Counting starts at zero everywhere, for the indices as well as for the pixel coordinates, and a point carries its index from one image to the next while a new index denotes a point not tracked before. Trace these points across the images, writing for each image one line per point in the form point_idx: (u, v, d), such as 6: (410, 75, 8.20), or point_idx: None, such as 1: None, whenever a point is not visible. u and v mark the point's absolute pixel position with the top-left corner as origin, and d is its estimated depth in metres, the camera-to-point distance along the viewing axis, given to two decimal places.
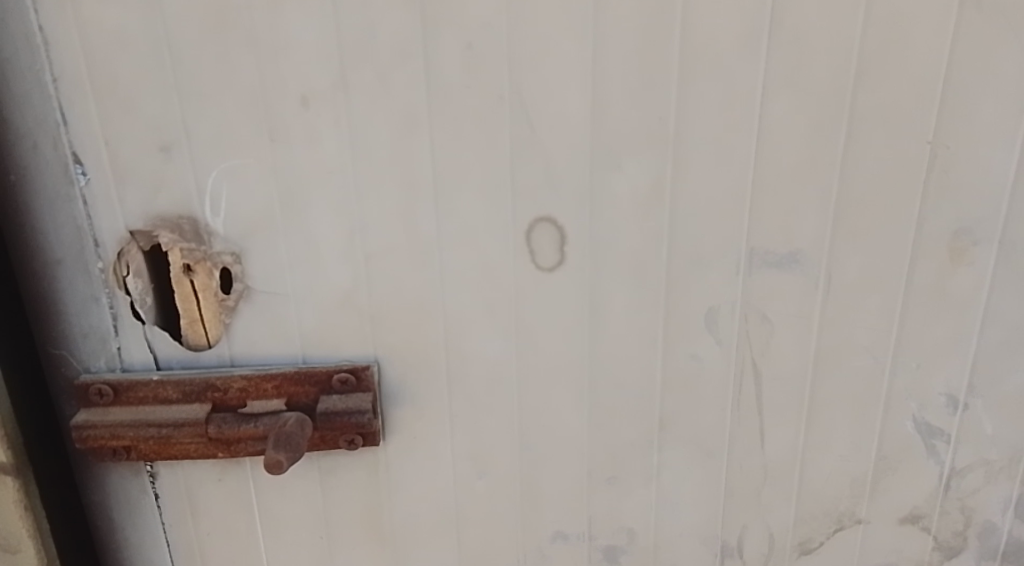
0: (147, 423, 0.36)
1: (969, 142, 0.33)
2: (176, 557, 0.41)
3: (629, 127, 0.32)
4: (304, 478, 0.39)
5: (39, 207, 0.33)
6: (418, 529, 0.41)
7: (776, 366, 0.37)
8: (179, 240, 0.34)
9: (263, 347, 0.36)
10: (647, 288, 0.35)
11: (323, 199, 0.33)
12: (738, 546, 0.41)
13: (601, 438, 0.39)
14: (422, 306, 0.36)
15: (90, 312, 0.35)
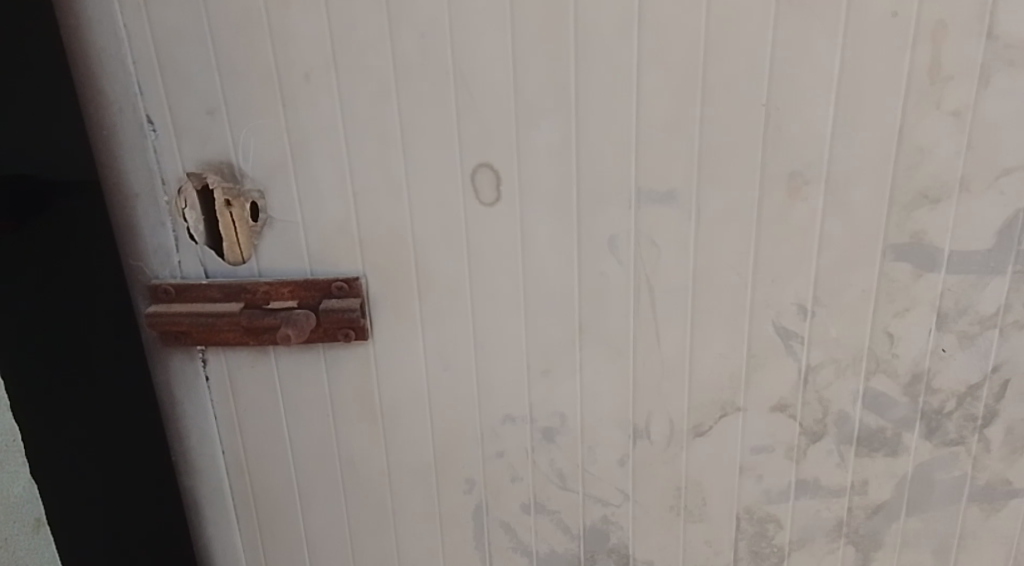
0: (198, 314, 0.49)
1: (793, 104, 0.44)
2: (222, 428, 0.54)
3: (541, 94, 0.44)
4: (313, 368, 0.51)
5: (122, 154, 0.47)
6: (400, 412, 0.53)
7: (665, 281, 0.48)
8: (221, 180, 0.47)
9: (282, 262, 0.49)
10: (563, 218, 0.47)
11: (322, 148, 0.46)
12: (646, 427, 0.53)
13: (535, 340, 0.50)
14: (397, 232, 0.48)
15: (157, 233, 0.49)
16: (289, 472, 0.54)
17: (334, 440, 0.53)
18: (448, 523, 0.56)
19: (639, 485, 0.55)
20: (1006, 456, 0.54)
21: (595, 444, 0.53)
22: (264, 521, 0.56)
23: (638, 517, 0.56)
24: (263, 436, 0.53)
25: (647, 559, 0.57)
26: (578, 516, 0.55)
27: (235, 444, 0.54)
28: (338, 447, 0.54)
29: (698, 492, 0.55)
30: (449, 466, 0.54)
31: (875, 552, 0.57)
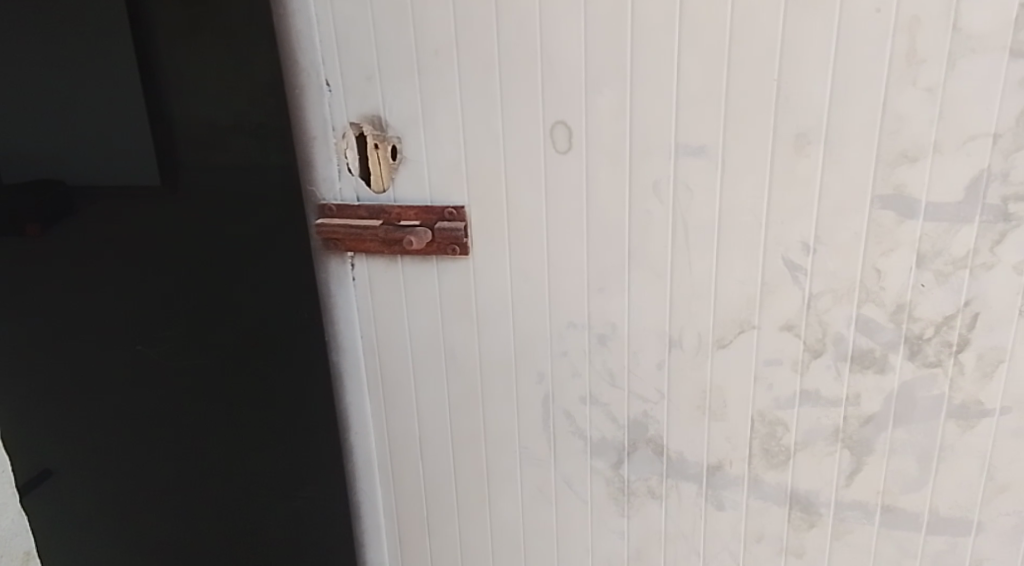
0: (348, 226, 0.66)
1: (798, 80, 0.58)
2: (362, 316, 0.70)
3: (606, 69, 0.59)
4: (428, 274, 0.67)
5: (306, 105, 0.64)
6: (490, 312, 0.68)
7: (697, 216, 0.63)
8: (372, 129, 0.64)
9: (410, 192, 0.65)
10: (619, 166, 0.62)
11: (442, 107, 0.62)
12: (680, 337, 0.67)
13: (594, 263, 0.65)
14: (492, 174, 0.63)
15: (326, 165, 0.65)
16: (406, 356, 0.71)
17: (441, 333, 0.69)
18: (524, 406, 0.70)
19: (674, 386, 0.69)
20: (977, 379, 0.66)
21: (638, 351, 0.67)
22: (387, 394, 0.72)
23: (671, 413, 0.70)
24: (390, 325, 0.70)
25: (678, 451, 0.71)
26: (623, 410, 0.69)
27: (370, 329, 0.70)
28: (444, 339, 0.69)
29: (720, 396, 0.69)
30: (525, 360, 0.69)
31: (868, 457, 0.70)
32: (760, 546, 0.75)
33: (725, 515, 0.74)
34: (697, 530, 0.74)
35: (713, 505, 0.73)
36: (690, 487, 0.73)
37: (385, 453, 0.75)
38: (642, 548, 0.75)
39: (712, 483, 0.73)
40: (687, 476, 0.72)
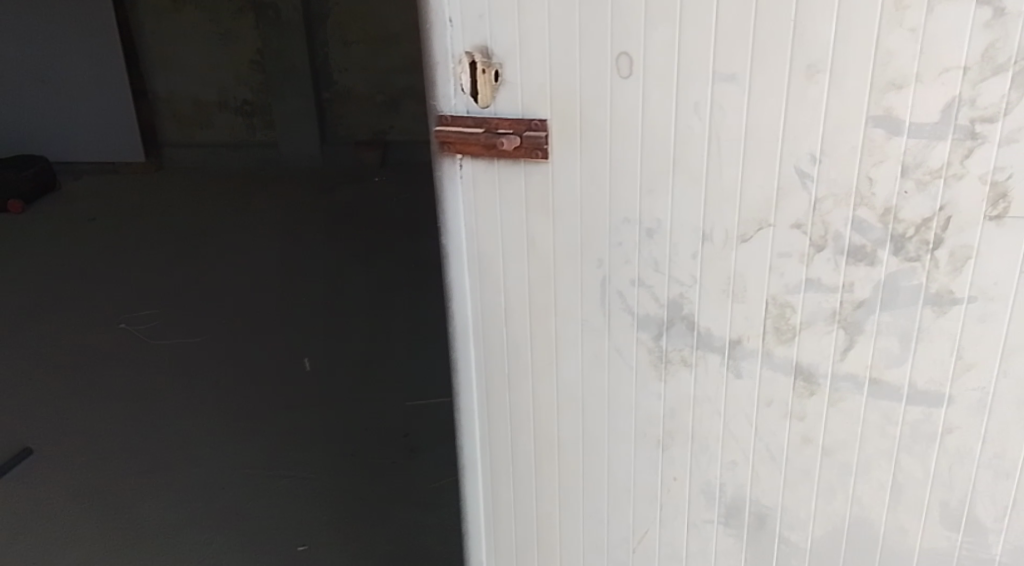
0: (459, 133, 0.86)
1: (813, 18, 0.74)
2: (464, 207, 0.91)
3: (661, 9, 0.77)
4: (518, 172, 0.87)
5: (431, 35, 0.83)
6: (564, 206, 0.87)
7: (728, 131, 0.80)
8: (481, 57, 0.83)
9: (507, 107, 0.84)
10: (667, 89, 0.79)
11: (534, 38, 0.80)
12: (711, 232, 0.84)
13: (645, 171, 0.83)
14: (568, 95, 0.82)
15: (443, 84, 0.85)
16: (497, 242, 0.91)
17: (525, 221, 0.89)
18: (587, 285, 0.90)
19: (704, 272, 0.86)
20: (949, 272, 0.80)
21: (678, 242, 0.86)
22: (481, 271, 0.94)
23: (702, 295, 0.88)
24: (484, 214, 0.90)
25: (706, 327, 0.89)
26: (662, 290, 0.89)
27: (470, 217, 0.91)
28: (527, 225, 0.89)
29: (740, 281, 0.86)
30: (588, 247, 0.88)
31: (858, 335, 0.85)
32: (766, 412, 0.92)
33: (740, 383, 0.91)
34: (721, 396, 0.92)
35: (733, 373, 0.91)
36: (714, 357, 0.91)
37: (477, 321, 0.97)
38: (674, 409, 0.95)
39: (732, 355, 0.90)
40: (711, 347, 0.90)
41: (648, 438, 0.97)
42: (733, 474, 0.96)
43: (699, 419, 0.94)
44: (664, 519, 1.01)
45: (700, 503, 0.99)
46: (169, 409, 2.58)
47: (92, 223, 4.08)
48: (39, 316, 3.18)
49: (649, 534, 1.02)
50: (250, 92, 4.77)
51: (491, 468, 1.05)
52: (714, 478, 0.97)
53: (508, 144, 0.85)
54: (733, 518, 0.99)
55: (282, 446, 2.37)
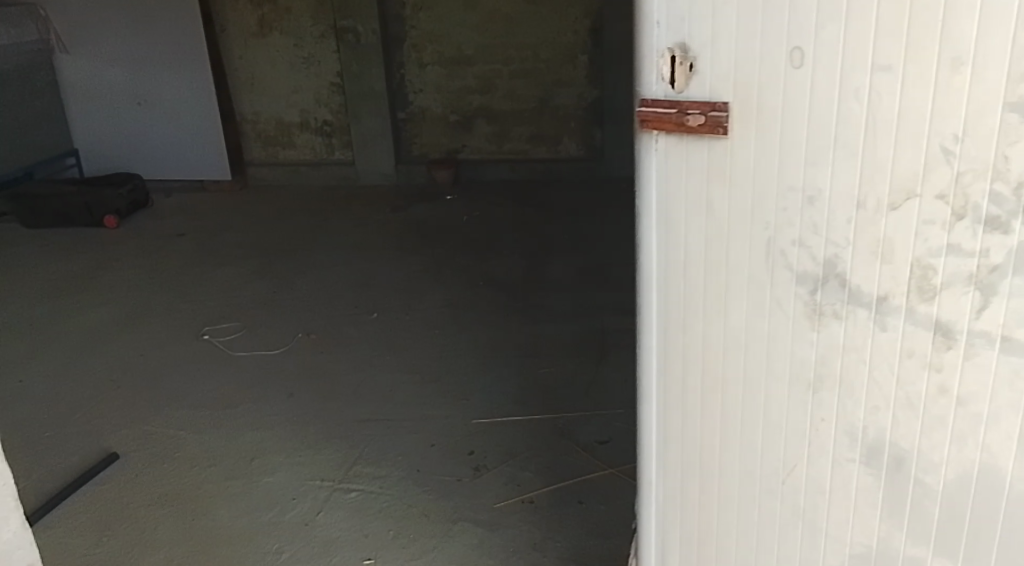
0: (657, 112, 1.09)
1: (959, 16, 0.89)
2: (655, 173, 1.14)
3: (830, 12, 0.95)
4: (702, 146, 1.09)
5: (644, 35, 1.07)
6: (739, 177, 1.08)
7: (883, 112, 0.96)
8: (681, 51, 1.05)
9: (698, 92, 1.06)
10: (832, 78, 0.97)
11: (723, 36, 1.02)
12: (865, 200, 1.00)
13: (809, 148, 1.01)
14: (749, 84, 1.03)
15: (648, 74, 1.09)
16: (682, 206, 1.13)
17: (705, 187, 1.11)
18: (755, 244, 1.10)
19: (857, 235, 1.02)
20: None
21: (837, 208, 1.02)
22: (664, 229, 1.16)
23: (855, 256, 1.03)
24: (671, 180, 1.13)
25: (858, 285, 1.05)
26: (820, 250, 1.06)
27: (660, 183, 1.14)
28: (707, 191, 1.11)
29: (889, 245, 1.01)
30: (758, 212, 1.08)
31: (991, 295, 0.97)
32: (904, 367, 1.06)
33: (886, 335, 1.05)
34: (867, 348, 1.07)
35: (879, 326, 1.05)
36: (863, 312, 1.06)
37: (659, 271, 1.19)
38: (824, 356, 1.11)
39: (879, 311, 1.05)
40: (861, 303, 1.05)
41: (801, 382, 1.14)
42: (876, 417, 1.10)
43: (848, 368, 1.09)
44: (812, 456, 1.17)
45: (845, 443, 1.13)
46: (280, 428, 3.32)
47: (182, 238, 5.56)
48: (132, 353, 4.04)
49: (798, 469, 1.19)
50: (330, 115, 6.38)
51: (663, 399, 1.27)
52: (858, 421, 1.11)
53: (694, 122, 1.07)
54: (875, 458, 1.12)
55: (356, 465, 3.04)
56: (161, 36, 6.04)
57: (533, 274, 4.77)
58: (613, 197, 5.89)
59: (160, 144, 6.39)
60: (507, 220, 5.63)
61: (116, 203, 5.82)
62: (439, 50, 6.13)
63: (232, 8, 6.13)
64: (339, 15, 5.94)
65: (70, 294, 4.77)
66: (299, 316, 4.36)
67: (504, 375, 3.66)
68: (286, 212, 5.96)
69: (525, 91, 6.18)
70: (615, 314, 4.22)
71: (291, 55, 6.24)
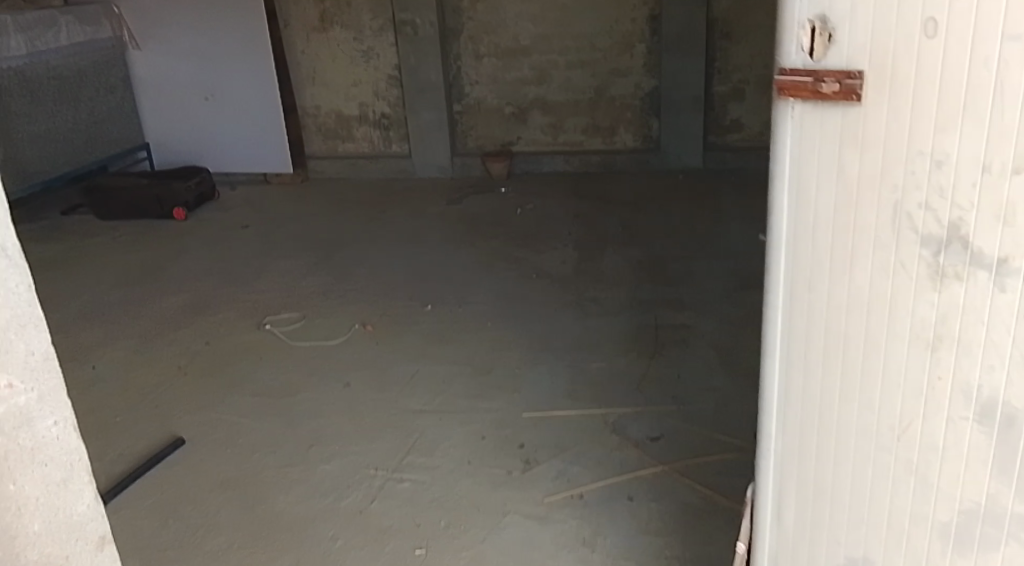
0: (796, 80, 1.20)
1: None
2: (788, 140, 1.25)
3: None
4: (835, 113, 1.17)
5: (787, 7, 1.19)
6: (869, 142, 1.15)
7: (1011, 77, 1.01)
8: (821, 22, 1.15)
9: (835, 61, 1.15)
10: (963, 47, 1.03)
11: (860, 6, 1.10)
12: (991, 165, 1.05)
13: (938, 115, 1.07)
14: (885, 51, 1.09)
15: (788, 44, 1.20)
16: (814, 170, 1.22)
17: (835, 152, 1.19)
18: (880, 205, 1.16)
19: (982, 199, 1.07)
20: None
21: (962, 172, 1.07)
22: (793, 194, 1.27)
23: (977, 219, 1.08)
24: (801, 145, 1.23)
25: (979, 246, 1.09)
26: (944, 212, 1.11)
27: (791, 150, 1.25)
28: (837, 156, 1.19)
29: (1014, 209, 1.05)
30: (886, 175, 1.14)
31: None
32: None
33: (1005, 295, 1.09)
34: (986, 307, 1.10)
35: (998, 289, 1.09)
36: (984, 273, 1.09)
37: (786, 232, 1.30)
38: (943, 317, 1.15)
39: (999, 271, 1.08)
40: (983, 266, 1.09)
41: (920, 342, 1.18)
42: (991, 376, 1.13)
43: (966, 328, 1.13)
44: (926, 415, 1.21)
45: (960, 402, 1.17)
46: (343, 418, 3.51)
47: (246, 230, 5.82)
48: (198, 341, 4.29)
49: (913, 426, 1.23)
50: (387, 108, 6.57)
51: (786, 355, 1.36)
52: (973, 380, 1.15)
53: (829, 89, 1.15)
54: (987, 417, 1.15)
55: (404, 456, 3.20)
56: (227, 30, 6.29)
57: (586, 267, 4.88)
58: (667, 190, 5.97)
59: (224, 137, 6.65)
60: (561, 211, 5.76)
61: (184, 195, 6.07)
62: (495, 41, 6.26)
63: (293, 5, 6.37)
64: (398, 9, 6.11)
65: (139, 283, 5.05)
66: (358, 307, 4.56)
67: (557, 368, 3.80)
68: (347, 204, 6.18)
69: (581, 82, 6.28)
70: (668, 308, 4.33)
71: (352, 50, 6.43)
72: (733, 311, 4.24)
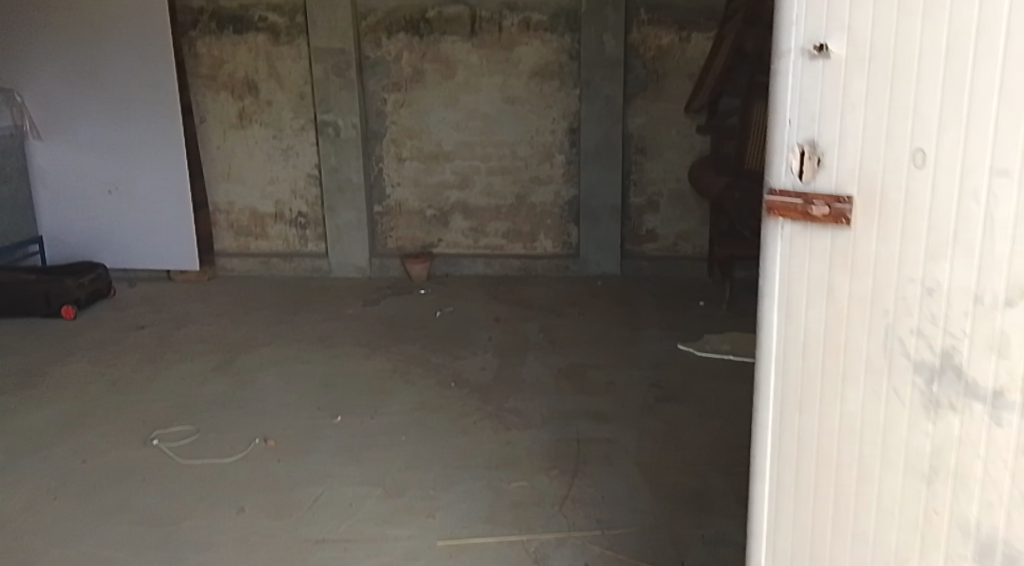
0: (783, 201, 1.25)
1: None
2: (781, 258, 1.29)
3: (950, 123, 1.04)
4: (823, 233, 1.21)
5: (775, 132, 1.26)
6: (860, 262, 1.17)
7: (999, 214, 1.02)
8: (810, 151, 1.21)
9: (824, 185, 1.20)
10: (948, 185, 1.05)
11: (848, 139, 1.16)
12: (984, 298, 1.04)
13: (930, 242, 1.08)
14: (873, 182, 1.14)
15: (776, 166, 1.26)
16: (801, 293, 1.27)
17: (826, 278, 1.22)
18: (876, 333, 1.17)
19: (974, 329, 1.06)
20: None
21: (951, 306, 1.08)
22: (787, 312, 1.30)
23: (970, 351, 1.07)
24: (793, 269, 1.27)
25: (973, 379, 1.07)
26: (938, 341, 1.10)
27: (785, 269, 1.28)
28: (828, 281, 1.22)
29: (1004, 342, 1.03)
30: (879, 297, 1.16)
31: None
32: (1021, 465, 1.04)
33: (1000, 432, 1.05)
34: (984, 442, 1.07)
35: (995, 422, 1.06)
36: (978, 406, 1.07)
37: (779, 347, 1.32)
38: (939, 447, 1.12)
39: (994, 405, 1.06)
40: (976, 396, 1.07)
41: (916, 469, 1.15)
42: (988, 513, 1.08)
43: (964, 458, 1.09)
44: (925, 547, 1.16)
45: (958, 538, 1.12)
46: (238, 549, 2.90)
47: (142, 331, 5.11)
48: (72, 459, 3.57)
49: (910, 558, 1.19)
50: (306, 207, 6.03)
51: (778, 476, 1.35)
52: (972, 515, 1.10)
53: (820, 212, 1.20)
54: (986, 553, 1.10)
55: None
56: (138, 127, 5.70)
57: (506, 374, 4.38)
58: (587, 295, 5.59)
59: (126, 236, 5.96)
60: (481, 315, 5.27)
61: (74, 292, 5.29)
62: (419, 145, 5.85)
63: (213, 100, 5.88)
64: (319, 108, 5.69)
65: (13, 390, 4.29)
66: (258, 414, 3.96)
67: (472, 489, 3.27)
68: (255, 304, 5.54)
69: (503, 187, 5.90)
70: (590, 421, 3.83)
71: (271, 147, 5.92)
72: (654, 425, 3.78)
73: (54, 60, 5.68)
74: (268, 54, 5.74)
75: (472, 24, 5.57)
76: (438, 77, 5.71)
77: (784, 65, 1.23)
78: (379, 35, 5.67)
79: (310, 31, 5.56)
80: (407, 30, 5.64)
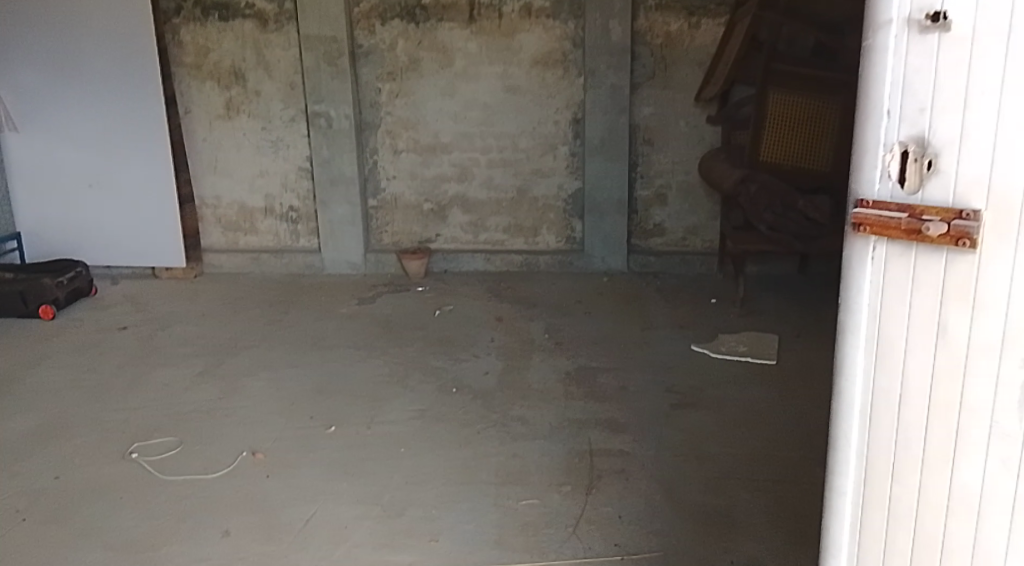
0: (878, 216, 1.05)
1: None
2: (873, 283, 1.08)
3: None
4: (934, 255, 1.00)
5: (869, 126, 1.05)
6: (986, 300, 0.97)
7: None
8: (916, 148, 1.00)
9: (936, 195, 0.99)
10: None
11: (973, 139, 0.95)
12: None
13: None
14: (1010, 194, 0.94)
15: (870, 168, 1.06)
16: (896, 331, 1.06)
17: (940, 311, 1.01)
18: (1007, 390, 0.97)
19: None
20: None
21: None
22: (878, 353, 1.09)
23: None
24: (890, 301, 1.06)
25: None
26: None
27: (879, 298, 1.08)
28: (943, 315, 1.01)
29: None
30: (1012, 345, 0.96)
31: None
32: None
33: None
34: None
35: None
36: None
37: (868, 394, 1.11)
38: None
39: None
40: None
41: None
42: None
43: None
44: None
45: None
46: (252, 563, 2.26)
47: (123, 332, 4.26)
48: (44, 477, 2.79)
49: None
50: (297, 200, 5.17)
51: (860, 545, 1.16)
52: None
53: (933, 230, 0.99)
54: None
55: None
56: (124, 108, 4.81)
57: (515, 380, 3.55)
58: (593, 292, 4.75)
59: (105, 236, 5.09)
60: (481, 313, 4.46)
61: (54, 292, 4.44)
62: (416, 137, 5.02)
63: (199, 87, 5.01)
64: (309, 98, 4.88)
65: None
66: (254, 422, 3.18)
67: (478, 509, 2.53)
68: (244, 302, 4.71)
69: (503, 181, 5.06)
70: (605, 430, 3.05)
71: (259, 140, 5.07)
72: (671, 433, 3.01)
73: (23, 29, 4.74)
74: (255, 43, 4.90)
75: (470, 12, 4.76)
76: (435, 66, 4.88)
77: (881, 47, 1.03)
78: (373, 23, 4.85)
79: (299, 17, 4.75)
80: (402, 18, 4.81)
